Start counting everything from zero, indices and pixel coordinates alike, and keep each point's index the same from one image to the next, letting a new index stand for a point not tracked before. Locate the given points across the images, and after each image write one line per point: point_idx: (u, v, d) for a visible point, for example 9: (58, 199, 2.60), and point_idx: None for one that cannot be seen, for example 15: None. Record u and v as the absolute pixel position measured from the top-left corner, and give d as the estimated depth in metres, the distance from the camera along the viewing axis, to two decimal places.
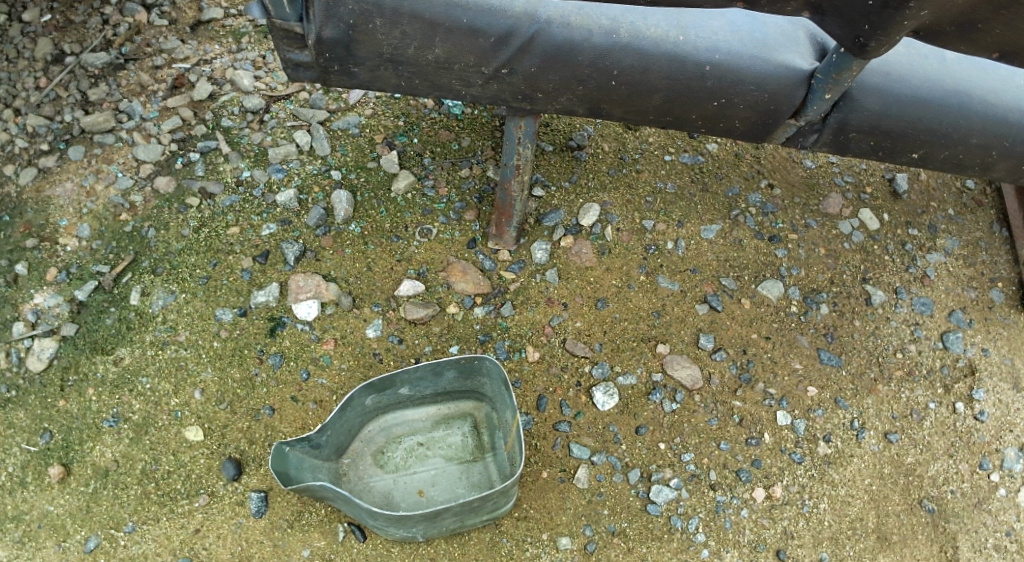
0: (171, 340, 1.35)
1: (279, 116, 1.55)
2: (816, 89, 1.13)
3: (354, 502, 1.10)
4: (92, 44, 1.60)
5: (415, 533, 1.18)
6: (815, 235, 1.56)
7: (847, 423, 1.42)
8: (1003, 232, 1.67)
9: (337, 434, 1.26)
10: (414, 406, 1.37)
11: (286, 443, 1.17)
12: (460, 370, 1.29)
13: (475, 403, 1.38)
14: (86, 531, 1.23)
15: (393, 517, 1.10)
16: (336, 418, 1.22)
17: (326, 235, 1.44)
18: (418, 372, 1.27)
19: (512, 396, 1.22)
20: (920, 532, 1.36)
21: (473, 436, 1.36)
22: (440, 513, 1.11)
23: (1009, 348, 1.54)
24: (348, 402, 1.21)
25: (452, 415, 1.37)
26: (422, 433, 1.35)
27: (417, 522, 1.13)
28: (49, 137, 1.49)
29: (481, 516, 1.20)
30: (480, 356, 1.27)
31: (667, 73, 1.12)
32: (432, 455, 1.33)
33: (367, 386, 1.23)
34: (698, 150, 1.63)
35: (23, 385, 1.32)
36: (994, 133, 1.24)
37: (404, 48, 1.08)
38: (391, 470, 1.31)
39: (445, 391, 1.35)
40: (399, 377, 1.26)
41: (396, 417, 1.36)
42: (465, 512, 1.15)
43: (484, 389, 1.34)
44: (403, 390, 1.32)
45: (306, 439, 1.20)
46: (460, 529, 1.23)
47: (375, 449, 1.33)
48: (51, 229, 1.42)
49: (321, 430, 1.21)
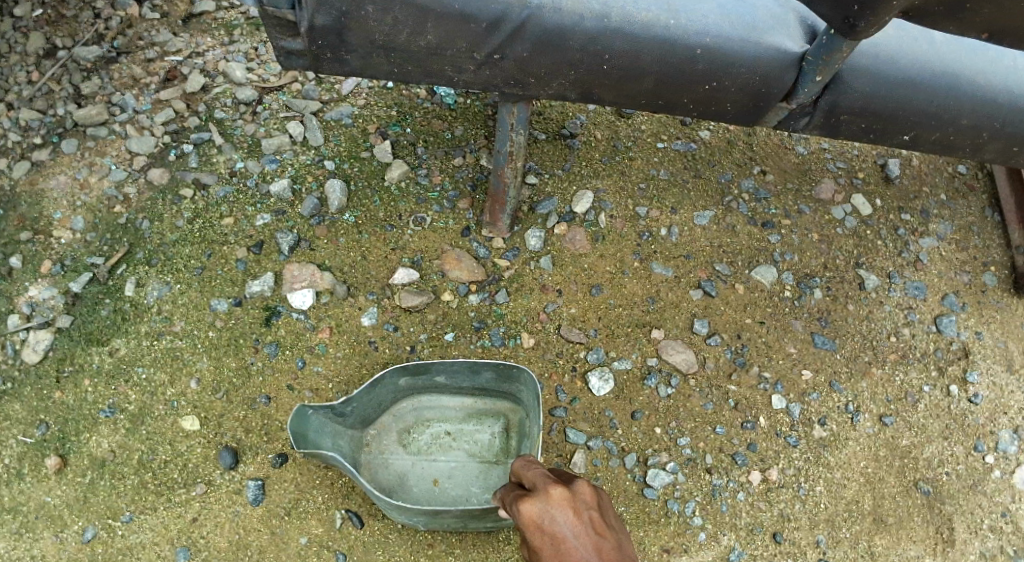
0: (166, 331, 1.34)
1: (271, 108, 1.54)
2: (807, 71, 1.14)
3: (359, 479, 1.11)
4: (84, 37, 1.58)
5: (415, 521, 1.19)
6: (808, 221, 1.56)
7: (842, 406, 1.43)
8: (995, 217, 1.68)
9: (363, 406, 1.28)
10: (450, 393, 1.37)
11: (309, 405, 1.19)
12: (498, 370, 1.28)
13: (512, 405, 1.37)
14: (83, 522, 1.24)
15: (394, 502, 1.10)
16: (364, 390, 1.24)
17: (320, 225, 1.44)
18: (457, 364, 1.26)
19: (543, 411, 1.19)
20: (916, 514, 1.39)
21: (501, 438, 1.35)
22: (445, 511, 1.12)
23: (1002, 331, 1.55)
24: (380, 375, 1.23)
25: (486, 413, 1.37)
26: (452, 422, 1.36)
27: (417, 513, 1.14)
28: (41, 131, 1.48)
29: (486, 522, 1.20)
30: (521, 365, 1.26)
31: (659, 57, 1.13)
32: (456, 447, 1.34)
33: (402, 364, 1.24)
34: (691, 138, 1.61)
35: (18, 377, 1.32)
36: (983, 114, 1.25)
37: (396, 34, 1.09)
38: (412, 452, 1.33)
39: (483, 387, 1.35)
40: (436, 363, 1.26)
41: (430, 401, 1.37)
42: (469, 513, 1.15)
43: (521, 395, 1.32)
44: (441, 376, 1.32)
45: (330, 405, 1.21)
46: (462, 529, 1.24)
47: (401, 428, 1.34)
48: (45, 222, 1.42)
49: (347, 398, 1.22)
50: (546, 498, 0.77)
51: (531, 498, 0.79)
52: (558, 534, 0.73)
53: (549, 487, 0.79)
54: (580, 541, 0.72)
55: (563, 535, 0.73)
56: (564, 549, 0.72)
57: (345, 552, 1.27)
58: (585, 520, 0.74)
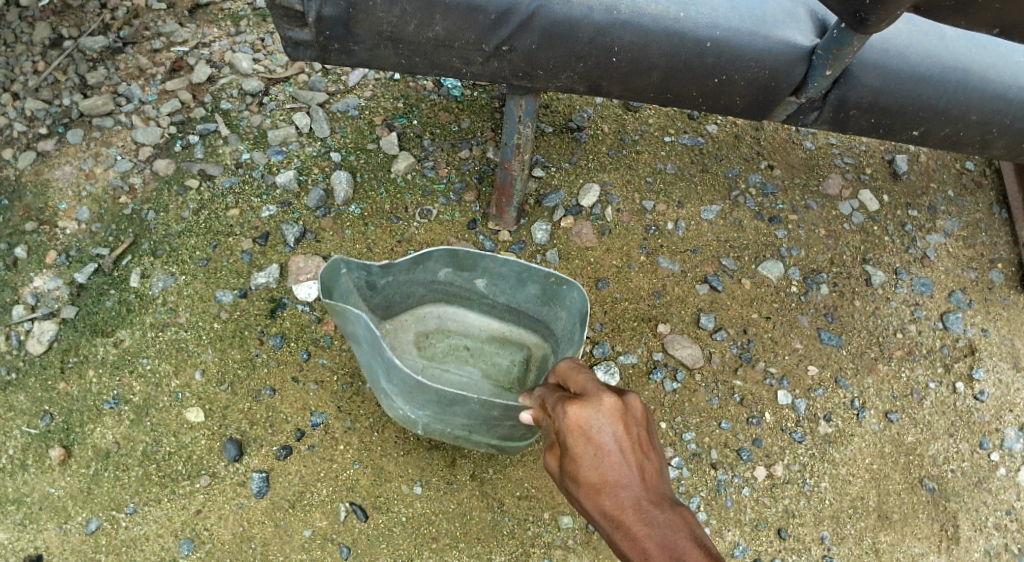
0: (171, 322, 1.34)
1: (278, 99, 1.54)
2: (816, 65, 1.13)
3: (377, 354, 1.06)
4: (90, 27, 1.57)
5: (416, 417, 1.15)
6: (814, 216, 1.56)
7: (848, 402, 1.43)
8: (1002, 214, 1.67)
9: (395, 293, 1.27)
10: (479, 313, 1.36)
11: (345, 262, 1.13)
12: (542, 292, 1.24)
13: (539, 341, 1.35)
14: (87, 513, 1.24)
15: (408, 385, 1.06)
16: (402, 270, 1.22)
17: (326, 217, 1.44)
18: (501, 267, 1.24)
19: (580, 335, 1.13)
20: (921, 511, 1.38)
21: (519, 366, 1.33)
22: (456, 404, 1.06)
23: (1009, 328, 1.54)
24: (425, 257, 1.21)
25: (510, 339, 1.36)
26: (473, 339, 1.36)
27: (428, 404, 1.10)
28: (47, 121, 1.48)
29: (490, 438, 1.16)
30: (571, 285, 1.19)
31: (668, 50, 1.13)
32: (471, 363, 1.33)
33: (450, 251, 1.21)
34: (698, 132, 1.61)
35: (23, 367, 1.31)
36: (993, 109, 1.24)
37: (404, 25, 1.08)
38: (426, 356, 1.32)
39: (514, 310, 1.32)
40: (483, 263, 1.24)
41: (455, 314, 1.37)
42: (479, 422, 1.10)
43: (554, 330, 1.29)
44: (478, 285, 1.30)
45: (365, 273, 1.17)
46: (460, 438, 1.19)
47: (421, 329, 1.34)
48: (50, 212, 1.41)
49: (385, 271, 1.20)
50: (598, 405, 0.77)
51: (581, 401, 0.78)
52: (604, 445, 0.76)
53: (602, 394, 0.79)
54: (623, 457, 0.76)
55: (607, 447, 0.76)
56: (607, 462, 0.75)
57: (349, 545, 1.26)
58: (633, 437, 0.77)
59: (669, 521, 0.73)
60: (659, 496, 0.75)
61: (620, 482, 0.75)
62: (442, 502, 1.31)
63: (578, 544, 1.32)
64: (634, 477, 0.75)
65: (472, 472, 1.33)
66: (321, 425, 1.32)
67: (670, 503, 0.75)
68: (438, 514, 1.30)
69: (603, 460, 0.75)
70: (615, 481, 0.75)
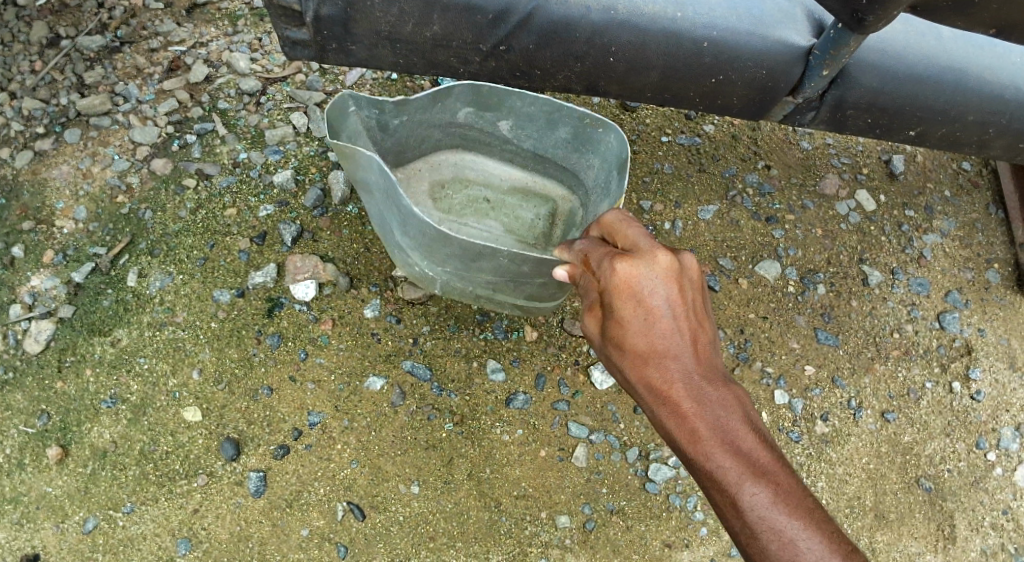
0: (169, 321, 1.34)
1: (275, 99, 1.54)
2: (814, 65, 1.13)
3: (391, 201, 1.13)
4: (87, 26, 1.57)
5: (434, 273, 1.27)
6: (811, 216, 1.56)
7: (844, 402, 1.43)
8: (999, 214, 1.67)
9: (410, 137, 1.34)
10: (499, 162, 1.46)
11: (355, 100, 1.16)
12: (571, 133, 1.29)
13: (563, 193, 1.45)
14: (84, 513, 1.25)
15: (424, 238, 1.15)
16: (418, 109, 1.26)
17: (323, 216, 1.44)
18: (530, 111, 1.30)
19: (616, 183, 1.21)
20: (918, 510, 1.40)
21: (544, 221, 1.45)
22: (482, 257, 1.13)
23: (1005, 328, 1.55)
24: (445, 93, 1.24)
25: (533, 192, 1.46)
26: (494, 191, 1.46)
27: (448, 260, 1.19)
28: (44, 120, 1.47)
29: (515, 298, 1.28)
30: (605, 131, 1.24)
31: (665, 50, 1.13)
32: (491, 214, 1.44)
33: (472, 88, 1.26)
34: (695, 132, 1.60)
35: (20, 366, 1.31)
36: (990, 109, 1.24)
37: (401, 25, 1.09)
38: (444, 207, 1.42)
39: (539, 158, 1.41)
40: (506, 102, 1.28)
41: (475, 163, 1.46)
42: (503, 279, 1.20)
43: (581, 180, 1.38)
44: (501, 128, 1.36)
45: (383, 112, 1.22)
46: (482, 298, 1.32)
47: (438, 180, 1.44)
48: (48, 212, 1.41)
49: (398, 112, 1.24)
50: (653, 267, 0.88)
51: (636, 262, 0.88)
52: (657, 307, 0.87)
53: (656, 255, 0.88)
54: (675, 323, 0.88)
55: (660, 310, 0.87)
56: (659, 327, 0.87)
57: (347, 544, 1.27)
58: (681, 301, 0.89)
59: (719, 399, 0.86)
60: (706, 369, 0.88)
61: (671, 353, 0.87)
62: (440, 502, 1.31)
63: (575, 543, 1.32)
64: (685, 352, 0.88)
65: (469, 472, 1.33)
66: (318, 424, 1.32)
67: (716, 378, 0.88)
68: (436, 513, 1.30)
69: (655, 325, 0.87)
70: (668, 351, 0.87)
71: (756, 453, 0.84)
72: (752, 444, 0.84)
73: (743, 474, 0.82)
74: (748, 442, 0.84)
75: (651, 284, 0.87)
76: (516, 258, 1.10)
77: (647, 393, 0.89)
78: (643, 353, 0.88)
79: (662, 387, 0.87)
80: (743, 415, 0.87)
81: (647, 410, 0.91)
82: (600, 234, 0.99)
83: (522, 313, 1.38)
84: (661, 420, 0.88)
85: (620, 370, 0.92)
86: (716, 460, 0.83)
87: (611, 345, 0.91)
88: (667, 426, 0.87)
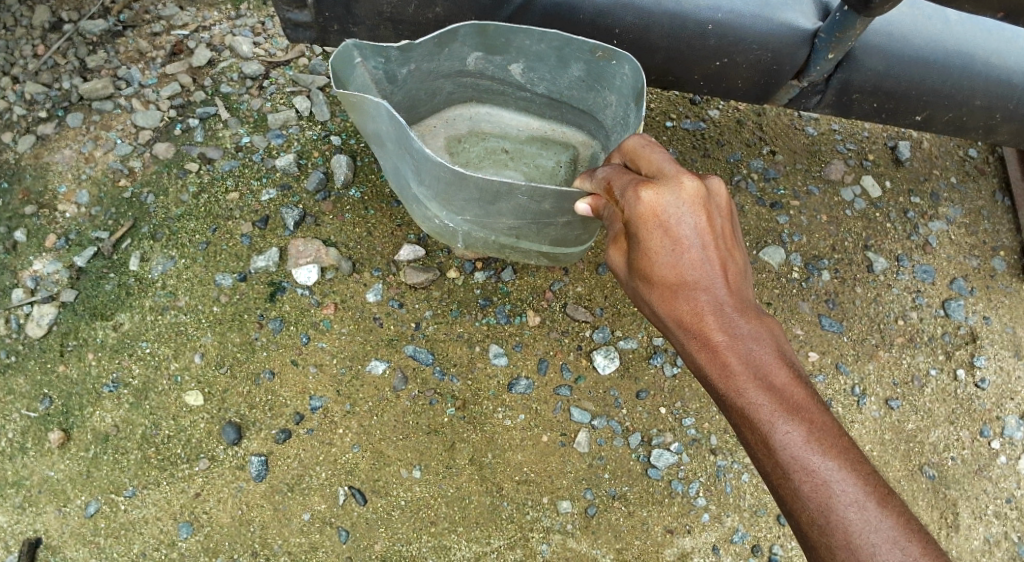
0: (171, 305, 1.34)
1: (278, 82, 1.53)
2: (819, 48, 1.12)
3: (402, 149, 1.08)
4: (90, 11, 1.56)
5: (455, 226, 1.22)
6: (817, 202, 1.55)
7: (848, 389, 1.43)
8: (1005, 201, 1.66)
9: (420, 89, 1.27)
10: (515, 112, 1.41)
11: (355, 46, 1.07)
12: (587, 73, 1.20)
13: (584, 138, 1.39)
14: (86, 497, 1.25)
15: (440, 185, 1.10)
16: (425, 57, 1.18)
17: (326, 200, 1.43)
18: (540, 51, 1.18)
19: (636, 115, 1.14)
20: (920, 498, 1.41)
21: (565, 168, 1.40)
22: (500, 199, 1.08)
23: (1011, 316, 1.54)
24: (450, 35, 1.12)
25: (553, 140, 1.41)
26: (512, 141, 1.42)
27: (468, 208, 1.14)
28: (47, 104, 1.47)
29: (541, 244, 1.25)
30: (619, 60, 1.13)
31: (669, 32, 1.13)
32: (511, 165, 1.41)
33: (477, 27, 1.13)
34: (700, 116, 1.58)
35: (23, 350, 1.31)
36: (997, 94, 1.23)
37: (404, 7, 1.13)
38: (461, 161, 1.39)
39: (555, 104, 1.34)
40: (516, 41, 1.16)
41: (491, 115, 1.41)
42: (526, 223, 1.16)
43: (602, 121, 1.30)
44: (515, 74, 1.29)
45: (382, 61, 1.12)
46: (506, 249, 1.28)
47: (453, 135, 1.40)
48: (50, 196, 1.40)
49: (404, 61, 1.16)
50: (679, 197, 0.88)
51: (661, 191, 0.89)
52: (686, 237, 0.89)
53: (681, 183, 0.89)
54: (704, 255, 0.89)
55: (690, 241, 0.89)
56: (688, 260, 0.89)
57: (348, 529, 1.28)
58: (710, 229, 0.90)
59: (751, 332, 0.88)
60: (736, 300, 0.90)
61: (701, 284, 0.89)
62: (441, 486, 1.31)
63: (576, 529, 1.32)
64: (715, 282, 0.89)
65: (471, 457, 1.32)
66: (320, 408, 1.32)
67: (747, 310, 0.90)
68: (437, 497, 1.30)
69: (683, 256, 0.89)
70: (697, 284, 0.89)
71: (786, 388, 0.86)
72: (783, 378, 0.86)
73: (776, 413, 0.84)
74: (779, 377, 0.86)
75: (678, 214, 0.88)
76: (537, 195, 1.05)
77: (678, 327, 0.92)
78: (673, 285, 0.90)
79: (691, 321, 0.90)
80: (775, 350, 0.89)
81: (677, 342, 0.93)
82: (622, 160, 0.99)
83: (548, 260, 1.35)
84: (692, 353, 0.91)
85: (650, 303, 0.94)
86: (748, 395, 0.86)
87: (638, 276, 0.93)
88: (700, 360, 0.90)
